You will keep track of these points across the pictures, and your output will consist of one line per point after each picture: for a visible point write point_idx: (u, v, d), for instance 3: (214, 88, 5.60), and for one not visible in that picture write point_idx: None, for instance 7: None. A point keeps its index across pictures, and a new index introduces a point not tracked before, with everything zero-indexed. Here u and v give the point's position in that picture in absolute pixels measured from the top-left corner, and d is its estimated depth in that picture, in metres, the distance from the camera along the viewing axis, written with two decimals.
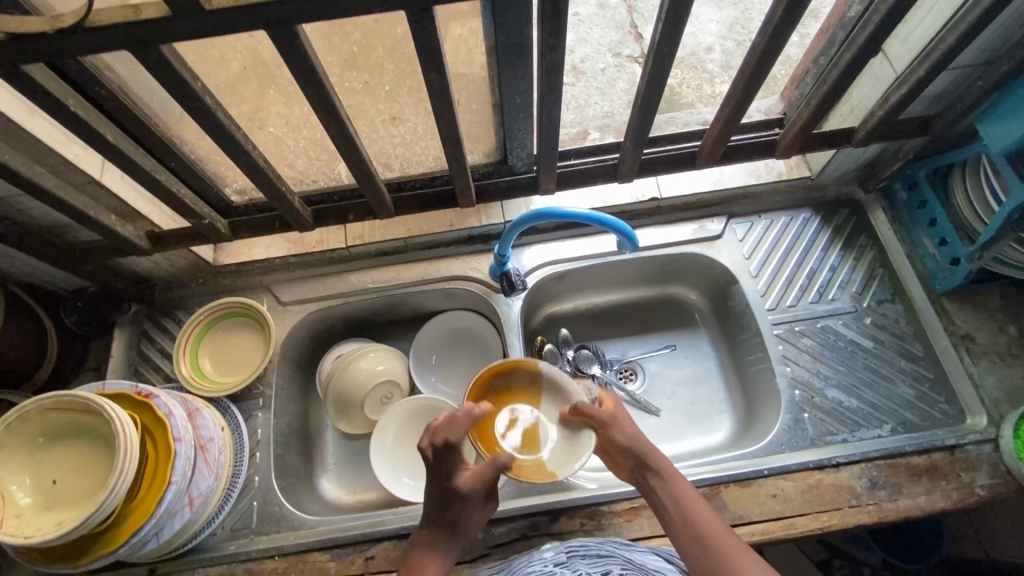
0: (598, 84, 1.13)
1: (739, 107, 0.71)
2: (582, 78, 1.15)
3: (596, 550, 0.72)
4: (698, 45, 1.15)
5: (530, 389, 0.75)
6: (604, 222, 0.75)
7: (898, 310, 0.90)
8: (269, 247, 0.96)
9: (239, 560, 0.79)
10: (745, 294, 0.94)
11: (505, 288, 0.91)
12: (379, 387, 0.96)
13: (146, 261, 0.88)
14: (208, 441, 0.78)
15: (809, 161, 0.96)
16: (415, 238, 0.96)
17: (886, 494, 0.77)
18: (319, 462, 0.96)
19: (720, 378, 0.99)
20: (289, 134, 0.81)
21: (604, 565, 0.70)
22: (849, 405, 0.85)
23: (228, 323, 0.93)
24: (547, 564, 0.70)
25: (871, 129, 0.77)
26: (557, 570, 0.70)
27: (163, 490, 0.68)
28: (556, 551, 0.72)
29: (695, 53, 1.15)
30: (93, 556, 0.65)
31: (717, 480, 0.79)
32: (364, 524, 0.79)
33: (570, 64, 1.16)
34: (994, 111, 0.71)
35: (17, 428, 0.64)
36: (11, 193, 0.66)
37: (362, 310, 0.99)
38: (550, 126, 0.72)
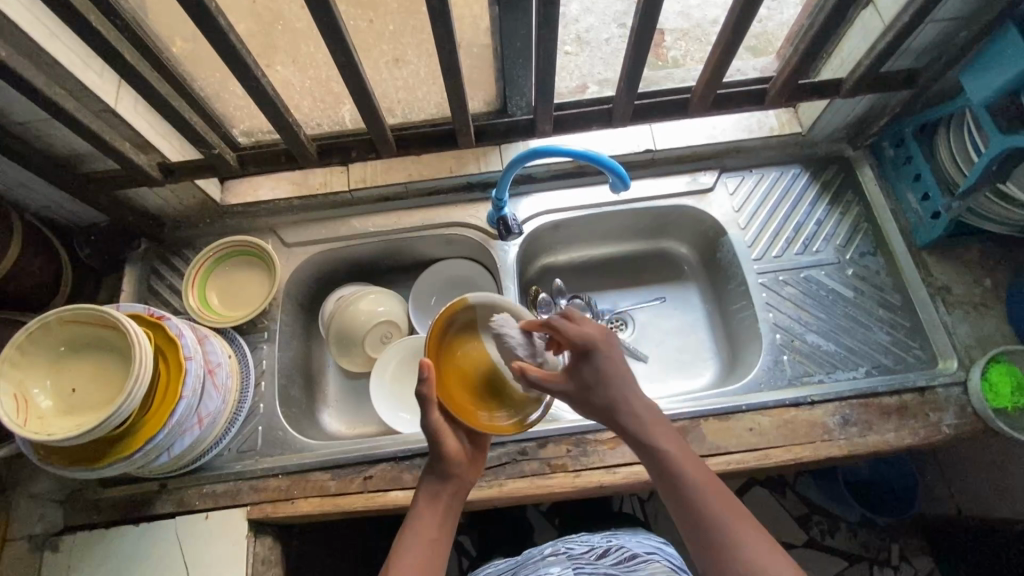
0: (602, 55, 1.05)
1: (728, 49, 0.74)
2: (586, 48, 1.06)
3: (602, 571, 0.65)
4: (704, 18, 1.07)
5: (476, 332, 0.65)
6: (597, 160, 0.79)
7: (879, 262, 0.94)
8: (275, 188, 0.99)
9: (245, 478, 0.84)
10: (733, 245, 0.97)
11: (502, 232, 0.96)
12: (379, 327, 1.00)
13: (156, 197, 0.91)
14: (217, 365, 0.82)
15: (800, 116, 0.99)
16: (416, 183, 0.99)
17: (857, 430, 0.82)
18: (322, 398, 1.00)
19: (706, 327, 1.04)
20: (295, 74, 0.84)
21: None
22: (827, 348, 0.89)
23: (235, 260, 0.97)
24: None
25: (858, 79, 0.80)
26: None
27: (175, 404, 0.72)
28: (562, 568, 0.66)
29: (699, 27, 1.07)
30: (108, 461, 0.69)
31: (696, 414, 0.83)
32: (363, 448, 0.84)
33: (574, 33, 1.06)
34: (974, 64, 0.74)
35: (39, 336, 0.68)
36: (33, 117, 0.70)
37: (363, 254, 1.02)
38: (546, 67, 0.74)
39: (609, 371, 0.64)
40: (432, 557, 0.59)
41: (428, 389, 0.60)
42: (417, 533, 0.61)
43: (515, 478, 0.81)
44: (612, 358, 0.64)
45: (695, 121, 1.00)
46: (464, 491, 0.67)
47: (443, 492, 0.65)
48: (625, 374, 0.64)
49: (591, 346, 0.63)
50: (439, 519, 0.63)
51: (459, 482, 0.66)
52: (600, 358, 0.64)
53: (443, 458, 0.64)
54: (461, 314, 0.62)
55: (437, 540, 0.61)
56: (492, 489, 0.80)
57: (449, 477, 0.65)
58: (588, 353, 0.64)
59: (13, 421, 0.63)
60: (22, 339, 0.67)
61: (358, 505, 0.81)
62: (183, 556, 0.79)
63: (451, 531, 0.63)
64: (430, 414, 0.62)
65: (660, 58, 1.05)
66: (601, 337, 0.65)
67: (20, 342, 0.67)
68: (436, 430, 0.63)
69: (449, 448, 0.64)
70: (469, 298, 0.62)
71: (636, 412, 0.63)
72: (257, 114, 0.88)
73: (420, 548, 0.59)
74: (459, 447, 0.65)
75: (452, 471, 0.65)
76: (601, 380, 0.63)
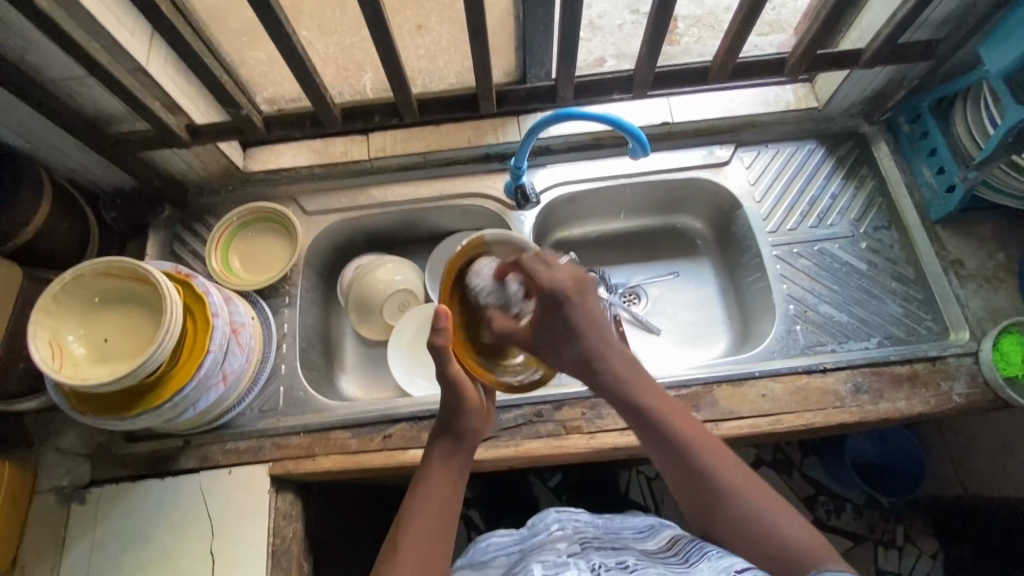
0: (615, 40, 1.04)
1: (750, 16, 0.75)
2: (599, 34, 1.04)
3: (611, 545, 0.60)
4: (717, 6, 1.06)
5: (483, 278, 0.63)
6: (619, 125, 0.80)
7: (893, 236, 0.95)
8: (296, 156, 1.01)
9: (266, 436, 0.86)
10: (748, 218, 0.98)
11: (520, 201, 0.98)
12: (396, 295, 1.03)
13: (181, 161, 0.93)
14: (240, 326, 0.83)
15: (816, 90, 1.00)
16: (435, 153, 1.00)
17: (868, 398, 0.83)
18: (340, 364, 1.02)
19: (719, 301, 1.05)
20: (319, 39, 0.85)
21: (621, 556, 0.58)
22: (840, 320, 0.90)
23: (257, 226, 0.99)
24: (559, 554, 0.57)
25: (876, 49, 0.81)
26: (570, 560, 0.56)
27: (203, 356, 0.74)
28: (570, 543, 0.60)
29: (712, 13, 1.06)
30: (139, 410, 0.71)
31: (710, 380, 0.85)
32: (382, 408, 0.86)
33: (586, 18, 1.05)
34: (996, 33, 0.75)
35: (73, 288, 0.70)
36: (69, 74, 0.72)
37: (382, 224, 1.04)
38: (569, 33, 0.75)
39: (578, 324, 0.64)
40: (444, 520, 0.60)
41: (443, 339, 0.61)
42: (431, 493, 0.61)
43: (530, 438, 0.82)
44: (579, 307, 0.64)
45: (711, 95, 1.00)
46: (479, 444, 0.67)
47: (457, 450, 0.65)
48: (597, 323, 0.66)
49: (561, 300, 0.63)
50: (452, 479, 0.63)
51: (473, 438, 0.65)
52: (570, 309, 0.64)
53: (457, 413, 0.64)
54: (480, 255, 0.61)
55: (450, 502, 0.61)
56: (508, 449, 0.81)
57: (464, 434, 0.65)
58: (555, 307, 0.64)
59: (50, 366, 0.66)
60: (57, 290, 0.69)
61: (377, 463, 0.83)
62: (206, 511, 0.81)
63: (464, 491, 0.63)
64: (447, 364, 0.62)
65: (673, 43, 1.04)
66: (571, 288, 0.64)
67: (55, 292, 0.69)
68: (456, 378, 0.63)
69: (464, 403, 0.64)
70: (486, 236, 0.61)
71: (619, 374, 0.65)
72: (280, 81, 0.89)
73: (432, 513, 0.60)
74: (476, 399, 0.65)
75: (467, 427, 0.65)
76: (569, 330, 0.64)
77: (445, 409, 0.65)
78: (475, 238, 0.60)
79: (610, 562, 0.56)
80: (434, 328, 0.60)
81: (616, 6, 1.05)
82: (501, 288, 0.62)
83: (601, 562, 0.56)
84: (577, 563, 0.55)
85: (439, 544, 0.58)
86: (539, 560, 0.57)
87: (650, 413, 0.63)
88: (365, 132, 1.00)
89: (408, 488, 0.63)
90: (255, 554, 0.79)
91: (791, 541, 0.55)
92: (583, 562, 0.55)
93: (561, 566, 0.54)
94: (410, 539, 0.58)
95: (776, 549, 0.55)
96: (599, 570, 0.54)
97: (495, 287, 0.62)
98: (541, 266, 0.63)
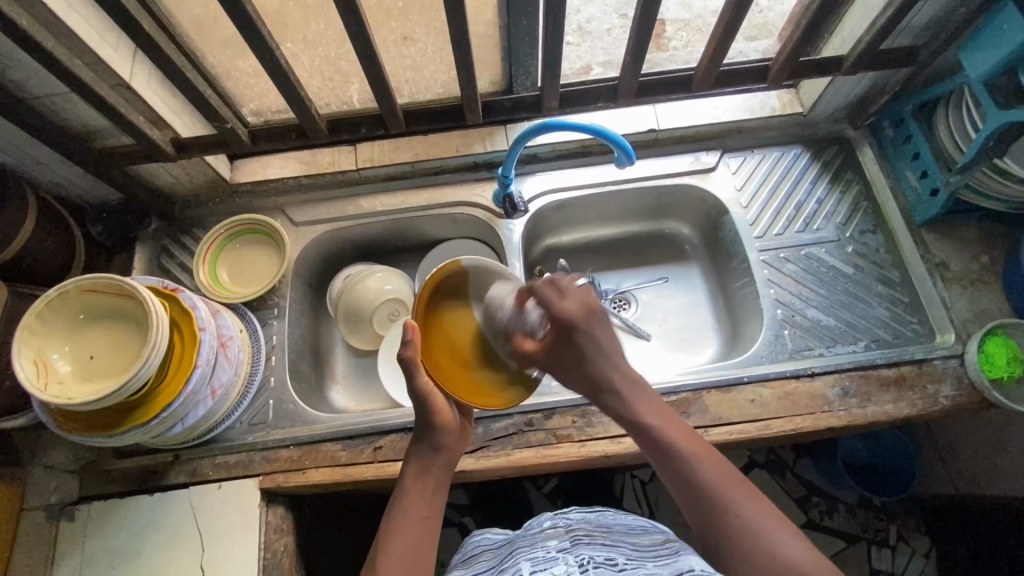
0: (603, 46, 1.04)
1: (732, 26, 0.76)
2: (588, 40, 1.05)
3: (602, 539, 0.59)
4: (705, 9, 1.06)
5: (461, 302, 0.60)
6: (604, 134, 0.81)
7: (878, 240, 0.96)
8: (283, 167, 1.01)
9: (256, 449, 0.85)
10: (735, 223, 0.99)
11: (508, 210, 0.96)
12: (385, 305, 1.02)
13: (167, 175, 0.93)
14: (228, 338, 0.83)
15: (801, 97, 1.00)
16: (422, 162, 1.00)
17: (856, 401, 0.83)
18: (330, 374, 1.02)
19: (708, 306, 1.05)
20: (304, 51, 0.85)
21: (611, 550, 0.57)
22: (827, 323, 0.90)
23: (246, 238, 0.98)
24: (548, 550, 0.57)
25: (858, 56, 0.82)
26: (559, 555, 0.55)
27: (189, 372, 0.74)
28: (560, 538, 0.59)
29: (701, 17, 1.07)
30: (127, 427, 0.70)
31: (699, 385, 0.85)
32: (372, 419, 0.86)
33: (574, 23, 1.05)
34: (974, 40, 0.76)
35: (57, 305, 0.69)
36: (51, 90, 0.72)
37: (370, 234, 1.04)
38: (553, 44, 0.75)
39: (590, 350, 0.63)
40: (419, 538, 0.59)
41: (411, 352, 0.59)
42: (407, 511, 0.61)
43: (521, 447, 0.82)
44: (590, 334, 0.62)
45: (698, 101, 1.01)
46: (456, 459, 0.66)
47: (432, 465, 0.64)
48: (604, 349, 0.64)
49: (569, 329, 0.61)
50: (428, 495, 0.63)
51: (450, 452, 0.65)
52: (580, 337, 0.62)
53: (428, 428, 0.64)
54: (451, 278, 0.59)
55: (425, 520, 0.60)
56: (499, 458, 0.82)
57: (438, 448, 0.64)
58: (567, 334, 0.62)
59: (34, 385, 0.65)
60: (41, 308, 0.68)
61: (368, 474, 0.83)
62: (196, 525, 0.81)
63: (441, 509, 0.63)
64: (417, 378, 0.61)
65: (661, 49, 1.04)
66: (581, 315, 0.62)
67: (39, 310, 0.68)
68: (424, 392, 0.62)
69: (436, 418, 0.64)
70: (460, 261, 0.59)
71: (625, 396, 0.64)
72: (266, 93, 0.89)
73: (409, 528, 0.59)
74: (449, 415, 0.64)
75: (442, 442, 0.64)
76: (579, 359, 0.63)
77: (418, 420, 0.64)
78: (451, 262, 0.58)
79: (599, 557, 0.55)
80: (402, 341, 0.59)
81: (605, 11, 1.06)
82: (518, 312, 0.61)
83: (591, 556, 0.55)
84: (565, 558, 0.55)
85: (416, 560, 0.58)
86: (528, 558, 0.56)
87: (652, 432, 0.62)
88: (352, 142, 1.00)
89: (386, 508, 0.62)
90: (246, 569, 0.79)
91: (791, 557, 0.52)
92: (572, 556, 0.55)
93: (549, 562, 0.54)
94: (388, 555, 0.57)
95: (775, 566, 0.52)
96: (588, 565, 0.53)
97: (512, 311, 0.61)
98: (557, 298, 0.61)
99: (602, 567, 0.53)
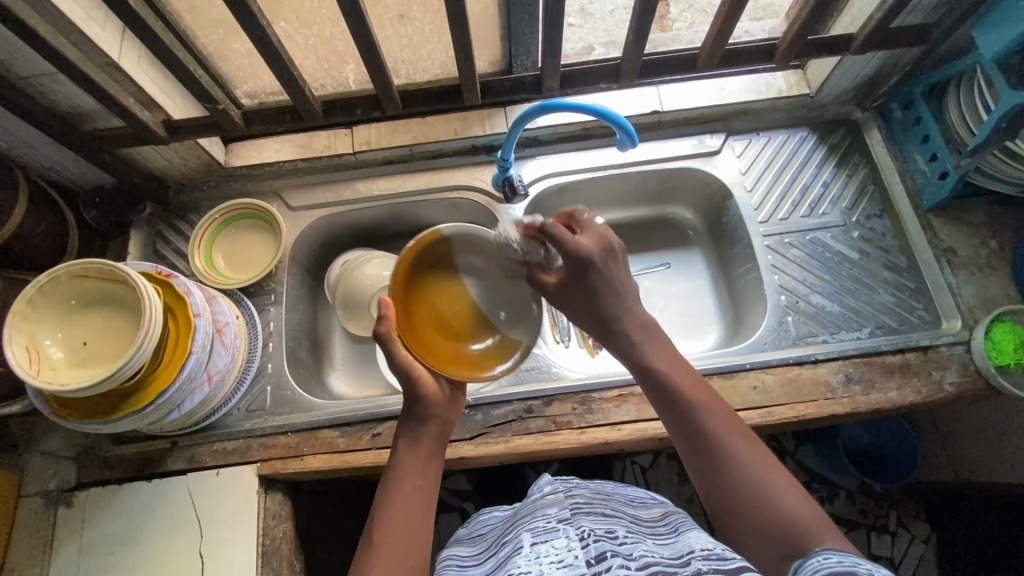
0: (606, 26, 1.02)
1: (738, 5, 0.74)
2: (591, 20, 1.02)
3: (600, 509, 0.57)
4: None
5: (446, 273, 0.55)
6: (604, 115, 0.79)
7: (885, 224, 0.94)
8: (279, 151, 0.99)
9: (253, 436, 0.85)
10: (738, 207, 0.97)
11: (508, 194, 0.93)
12: (383, 291, 0.99)
13: (160, 158, 0.91)
14: (224, 324, 0.82)
15: (808, 77, 0.98)
16: (421, 145, 0.98)
17: (860, 388, 0.82)
18: (330, 360, 1.01)
19: (711, 292, 1.04)
20: (298, 31, 0.83)
21: (610, 524, 0.54)
22: (831, 310, 0.89)
23: (243, 224, 0.97)
24: (549, 520, 0.54)
25: (869, 34, 0.79)
26: (559, 526, 0.53)
27: (185, 357, 0.73)
28: (560, 507, 0.56)
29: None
30: (123, 414, 0.70)
31: (700, 373, 0.84)
32: (370, 406, 0.85)
33: (577, 4, 1.02)
34: (987, 19, 0.73)
35: (49, 290, 0.68)
36: (37, 71, 0.70)
37: (368, 219, 1.03)
38: (553, 23, 0.73)
39: (603, 288, 0.61)
40: (417, 504, 0.58)
41: (385, 326, 0.56)
42: (400, 481, 0.59)
43: (520, 435, 0.82)
44: (605, 271, 0.60)
45: (702, 83, 0.98)
46: (447, 430, 0.64)
47: (422, 435, 0.62)
48: (610, 288, 0.61)
49: (587, 263, 0.59)
50: (422, 464, 0.61)
51: (439, 423, 0.62)
52: (594, 274, 0.60)
53: (418, 400, 0.61)
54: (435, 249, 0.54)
55: (420, 489, 0.59)
56: (498, 445, 0.81)
57: (426, 420, 0.61)
58: (582, 268, 0.59)
59: (27, 372, 0.65)
60: (33, 293, 0.67)
61: (367, 461, 0.82)
62: (194, 510, 0.81)
63: (437, 477, 0.61)
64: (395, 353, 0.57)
65: (665, 29, 1.01)
66: (599, 251, 0.60)
67: (31, 296, 0.67)
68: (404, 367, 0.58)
69: (421, 388, 0.60)
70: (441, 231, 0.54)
71: (636, 341, 0.62)
72: (259, 75, 0.87)
73: (405, 501, 0.57)
74: (436, 386, 0.61)
75: (430, 413, 0.61)
76: (593, 294, 0.61)
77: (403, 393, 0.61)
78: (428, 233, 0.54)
79: (599, 530, 0.52)
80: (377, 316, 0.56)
81: None
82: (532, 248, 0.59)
83: (591, 528, 0.52)
84: (566, 530, 0.52)
85: (416, 535, 0.56)
86: (529, 530, 0.54)
87: (662, 373, 0.60)
88: (349, 124, 0.98)
89: (382, 478, 0.61)
90: (245, 556, 0.78)
91: (790, 515, 0.51)
92: (573, 529, 0.52)
93: (551, 534, 0.52)
94: (385, 530, 0.56)
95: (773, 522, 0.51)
96: (589, 539, 0.50)
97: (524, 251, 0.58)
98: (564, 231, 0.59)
99: (604, 542, 0.49)
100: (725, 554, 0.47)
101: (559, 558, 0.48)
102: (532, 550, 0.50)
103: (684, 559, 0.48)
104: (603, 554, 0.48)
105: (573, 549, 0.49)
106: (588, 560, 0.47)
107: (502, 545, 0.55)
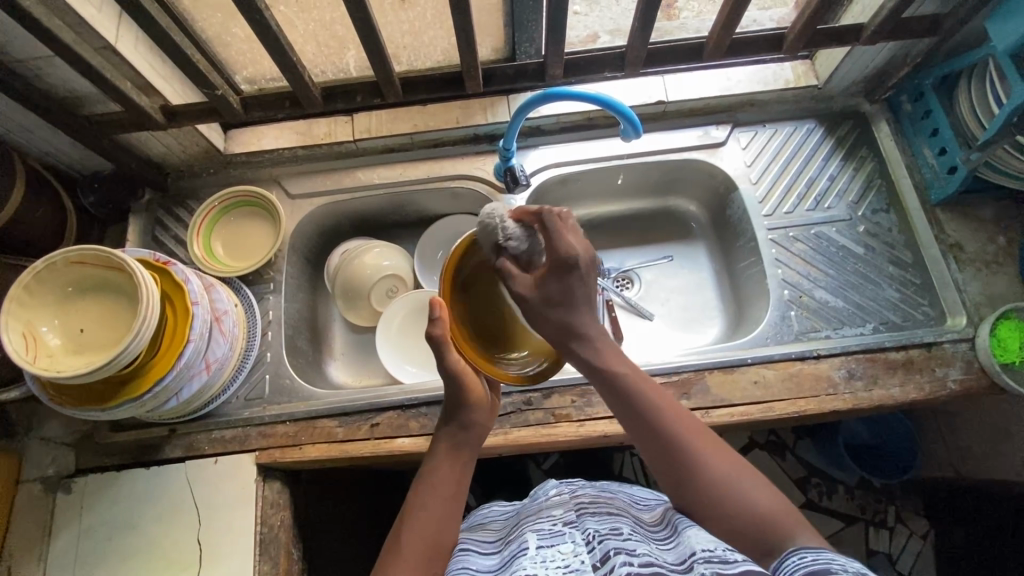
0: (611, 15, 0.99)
1: None
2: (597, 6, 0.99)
3: (607, 509, 0.57)
4: None
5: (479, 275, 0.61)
6: (608, 104, 0.77)
7: (891, 219, 0.93)
8: (279, 138, 0.98)
9: (252, 424, 0.85)
10: (743, 200, 0.96)
11: (510, 184, 0.93)
12: (383, 281, 1.01)
13: (159, 144, 0.90)
14: (223, 313, 0.81)
15: (816, 68, 0.96)
16: (422, 133, 0.97)
17: (862, 384, 0.82)
18: (328, 349, 1.01)
19: (714, 286, 1.03)
20: (298, 15, 0.81)
21: (615, 521, 0.54)
22: (835, 305, 0.88)
23: (243, 211, 0.96)
24: (554, 523, 0.54)
25: (880, 23, 0.78)
26: (565, 530, 0.53)
27: (182, 346, 0.72)
28: (566, 509, 0.57)
29: None
30: (120, 402, 0.69)
31: (701, 366, 0.84)
32: (368, 396, 0.85)
33: None
34: (1004, 8, 0.71)
35: (46, 277, 0.68)
36: (31, 54, 0.69)
37: (367, 208, 1.02)
38: (557, 9, 0.71)
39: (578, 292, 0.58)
40: (449, 512, 0.57)
41: (440, 329, 0.59)
42: (434, 486, 0.58)
43: (519, 427, 0.81)
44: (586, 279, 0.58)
45: (708, 72, 0.97)
46: (484, 439, 0.64)
47: (462, 446, 0.62)
48: (576, 299, 0.58)
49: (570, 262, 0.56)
50: (457, 473, 0.60)
51: (479, 432, 0.63)
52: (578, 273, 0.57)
53: (462, 404, 0.62)
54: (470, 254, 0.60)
55: (453, 498, 0.58)
56: (497, 437, 0.81)
57: (468, 428, 0.62)
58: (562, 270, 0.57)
59: (23, 358, 0.64)
60: (30, 279, 0.67)
61: (365, 450, 0.82)
62: (192, 499, 0.81)
63: (469, 489, 0.60)
64: (447, 356, 0.61)
65: (670, 18, 0.97)
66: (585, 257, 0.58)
67: (27, 281, 0.67)
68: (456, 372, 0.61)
69: (471, 394, 0.62)
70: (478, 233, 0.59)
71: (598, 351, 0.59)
72: (259, 60, 0.86)
73: (438, 506, 0.57)
74: (480, 391, 0.63)
75: (474, 420, 0.63)
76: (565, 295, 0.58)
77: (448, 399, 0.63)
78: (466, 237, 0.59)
79: (605, 528, 0.52)
80: (430, 319, 0.59)
81: None
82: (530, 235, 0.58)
83: (596, 529, 0.52)
84: (572, 534, 0.52)
85: (439, 543, 0.55)
86: (533, 530, 0.54)
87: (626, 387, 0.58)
88: (349, 112, 0.97)
89: (415, 478, 0.60)
90: (243, 543, 0.79)
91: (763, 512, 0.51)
92: (579, 533, 0.52)
93: (556, 538, 0.51)
94: (411, 533, 0.55)
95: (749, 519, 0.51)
96: (596, 542, 0.50)
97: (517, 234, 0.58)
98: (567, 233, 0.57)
99: (609, 541, 0.49)
100: (728, 556, 0.46)
101: (565, 563, 0.48)
102: (538, 553, 0.50)
103: (686, 562, 0.46)
104: (608, 554, 0.47)
105: (580, 554, 0.49)
106: (594, 563, 0.47)
107: (507, 545, 0.55)
